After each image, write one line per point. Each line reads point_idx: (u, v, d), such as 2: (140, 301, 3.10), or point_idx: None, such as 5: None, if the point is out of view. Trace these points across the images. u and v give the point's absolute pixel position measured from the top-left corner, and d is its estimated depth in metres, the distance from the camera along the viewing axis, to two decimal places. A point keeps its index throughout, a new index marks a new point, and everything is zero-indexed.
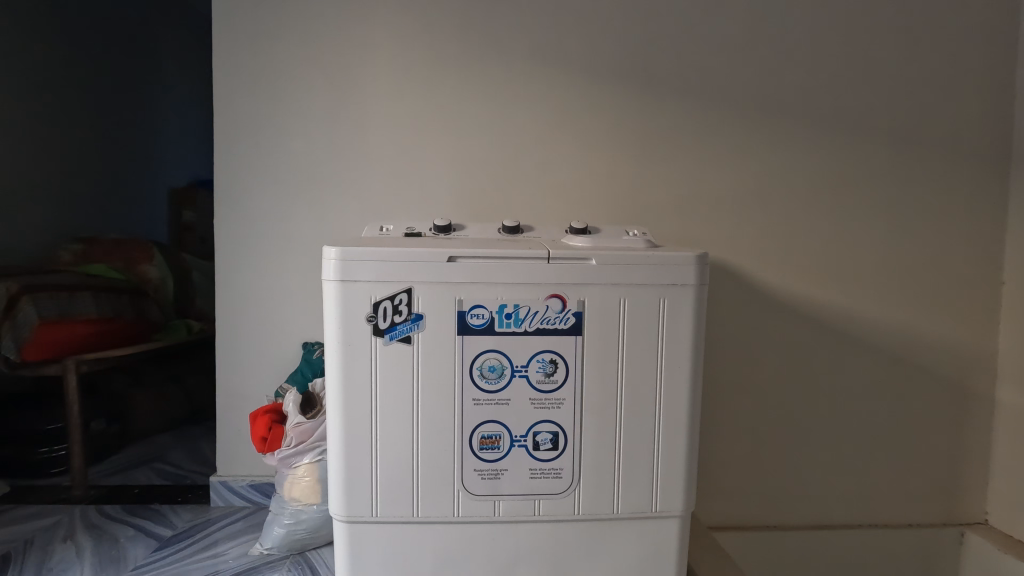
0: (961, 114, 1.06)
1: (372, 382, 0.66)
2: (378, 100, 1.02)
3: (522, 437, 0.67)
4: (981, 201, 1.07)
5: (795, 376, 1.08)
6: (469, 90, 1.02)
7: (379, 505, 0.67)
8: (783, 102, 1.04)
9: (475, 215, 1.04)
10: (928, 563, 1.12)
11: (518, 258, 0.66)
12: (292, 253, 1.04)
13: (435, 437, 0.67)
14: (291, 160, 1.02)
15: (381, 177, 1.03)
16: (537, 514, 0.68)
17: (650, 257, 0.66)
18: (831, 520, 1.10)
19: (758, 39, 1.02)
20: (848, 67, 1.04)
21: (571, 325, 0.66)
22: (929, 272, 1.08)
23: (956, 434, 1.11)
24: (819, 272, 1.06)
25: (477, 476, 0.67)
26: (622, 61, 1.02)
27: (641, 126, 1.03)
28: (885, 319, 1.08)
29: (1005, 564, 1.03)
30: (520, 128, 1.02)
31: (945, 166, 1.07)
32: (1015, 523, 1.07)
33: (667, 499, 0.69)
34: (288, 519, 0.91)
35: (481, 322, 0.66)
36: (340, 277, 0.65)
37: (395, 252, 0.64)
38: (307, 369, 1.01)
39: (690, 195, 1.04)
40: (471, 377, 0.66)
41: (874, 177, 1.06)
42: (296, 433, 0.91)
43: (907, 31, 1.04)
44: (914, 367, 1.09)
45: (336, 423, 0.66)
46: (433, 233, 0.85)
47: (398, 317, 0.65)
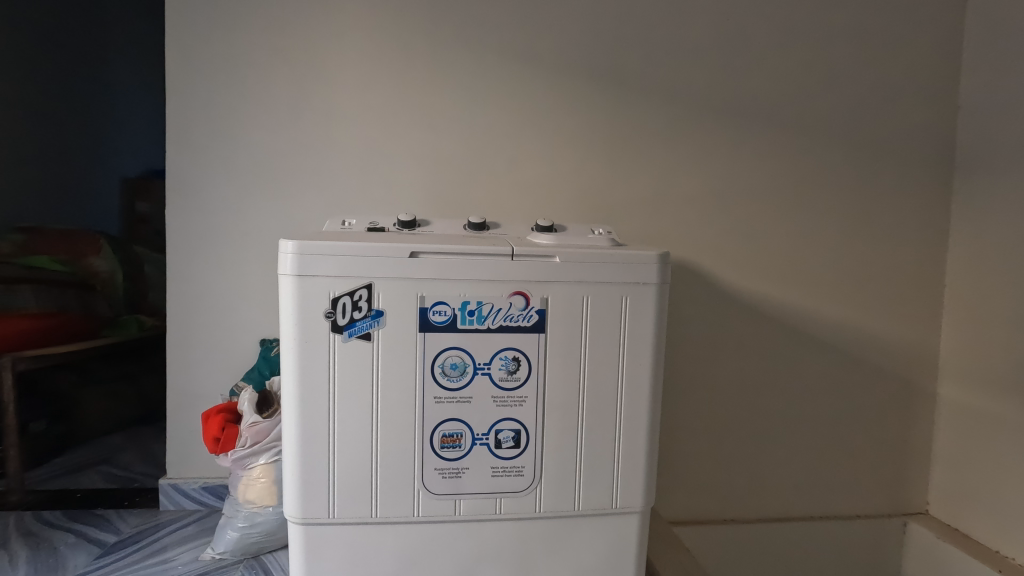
0: (910, 123, 1.11)
1: (330, 380, 0.64)
2: (342, 91, 0.99)
3: (484, 435, 0.66)
4: (927, 207, 1.13)
5: (754, 373, 1.11)
6: (436, 84, 1.00)
7: (336, 506, 0.65)
8: (746, 106, 1.06)
9: (440, 210, 1.02)
10: (875, 553, 1.17)
11: (481, 255, 0.65)
12: (251, 247, 1.01)
13: (395, 437, 0.65)
14: (250, 150, 0.99)
15: (344, 170, 1.00)
16: (499, 512, 0.68)
17: (614, 255, 0.66)
18: (785, 512, 1.14)
19: (723, 44, 1.04)
20: (807, 73, 1.07)
21: (534, 322, 0.66)
22: (879, 274, 1.12)
23: (901, 428, 1.16)
24: (778, 272, 1.10)
25: (438, 475, 0.66)
26: (591, 60, 1.02)
27: (609, 126, 1.04)
28: (838, 319, 1.12)
29: (944, 552, 1.09)
30: (488, 124, 1.02)
31: (894, 173, 1.11)
32: (953, 513, 1.13)
33: (628, 495, 0.70)
34: (242, 522, 0.88)
35: (443, 319, 0.65)
36: (297, 271, 0.63)
37: (355, 246, 0.63)
38: (264, 366, 0.98)
39: (655, 195, 1.06)
40: (432, 375, 0.65)
41: (829, 182, 1.10)
42: (251, 433, 0.87)
43: (863, 41, 1.08)
44: (864, 365, 1.13)
45: (292, 423, 0.64)
46: (397, 229, 0.84)
47: (358, 313, 0.63)
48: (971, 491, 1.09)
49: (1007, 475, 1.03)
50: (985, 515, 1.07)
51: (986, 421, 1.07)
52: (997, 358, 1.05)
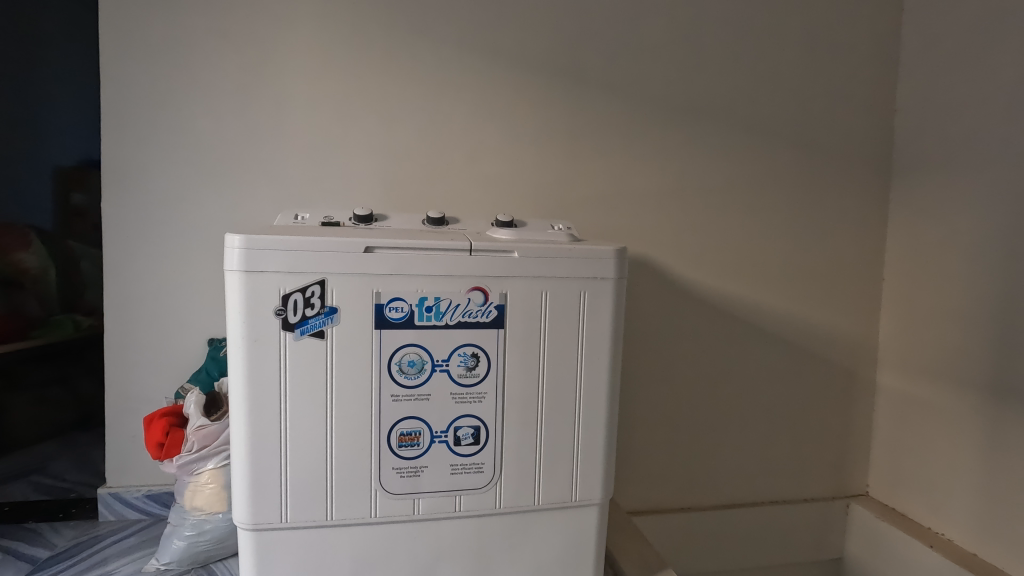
0: (853, 125, 1.17)
1: (282, 380, 0.62)
2: (295, 80, 0.96)
3: (443, 432, 0.66)
4: (868, 205, 1.19)
5: (708, 365, 1.14)
6: (394, 75, 0.98)
7: (290, 510, 0.63)
8: (702, 105, 1.09)
9: (399, 205, 1.00)
10: (821, 534, 1.22)
11: (439, 249, 0.64)
12: (198, 242, 0.96)
13: (351, 437, 0.64)
14: (196, 140, 0.94)
15: (298, 161, 0.97)
16: (458, 510, 0.67)
17: (572, 250, 0.66)
18: (737, 499, 1.18)
19: (679, 44, 1.07)
20: (758, 75, 1.11)
21: (493, 318, 0.66)
22: (825, 269, 1.18)
23: (845, 415, 1.22)
24: (731, 267, 1.13)
25: (396, 474, 0.65)
26: (551, 56, 1.02)
27: (569, 122, 1.04)
28: (786, 312, 1.17)
29: (883, 531, 1.15)
30: (448, 118, 1.00)
31: (839, 172, 1.17)
32: (890, 493, 1.20)
33: (586, 488, 0.71)
34: (189, 531, 0.83)
35: (400, 315, 0.63)
36: (245, 267, 0.60)
37: (306, 241, 0.61)
38: (212, 367, 0.93)
39: (614, 192, 1.07)
40: (389, 372, 0.64)
41: (779, 180, 1.14)
42: (198, 437, 0.83)
43: (810, 45, 1.13)
44: (811, 356, 1.19)
45: (241, 425, 0.62)
46: (353, 223, 0.81)
47: (310, 310, 0.61)
48: (906, 471, 1.16)
49: (938, 456, 1.10)
50: (918, 494, 1.14)
51: (919, 407, 1.13)
52: (928, 347, 1.12)
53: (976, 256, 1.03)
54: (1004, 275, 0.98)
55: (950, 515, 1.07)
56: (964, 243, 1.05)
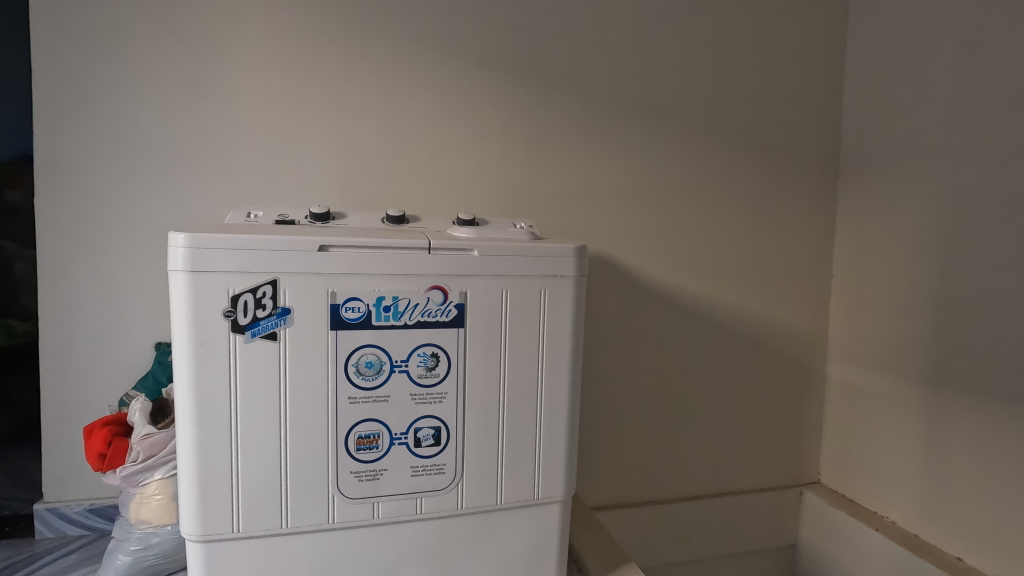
0: (803, 127, 1.21)
1: (232, 385, 0.59)
2: (247, 73, 0.92)
3: (402, 434, 0.64)
4: (817, 204, 1.24)
5: (669, 361, 1.16)
6: (352, 70, 0.96)
7: (242, 519, 0.61)
8: (661, 107, 1.11)
9: (357, 202, 0.98)
10: (777, 522, 1.26)
11: (396, 247, 0.63)
12: (143, 240, 0.91)
13: (305, 441, 0.62)
14: (141, 134, 0.89)
15: (251, 158, 0.93)
16: (419, 512, 0.66)
17: (532, 248, 0.66)
18: (698, 490, 1.21)
19: (639, 46, 1.09)
20: (714, 78, 1.14)
21: (453, 317, 0.65)
22: (778, 266, 1.22)
23: (798, 406, 1.27)
24: (690, 265, 1.16)
25: (355, 479, 0.63)
26: (513, 55, 1.02)
27: (532, 121, 1.05)
28: (743, 308, 1.20)
29: (834, 516, 1.20)
30: (409, 115, 0.99)
31: (790, 173, 1.21)
32: (840, 480, 1.25)
33: (548, 486, 0.71)
34: (135, 545, 0.79)
35: (357, 315, 0.62)
36: (190, 266, 0.57)
37: (256, 240, 0.58)
38: (159, 373, 0.89)
39: (576, 190, 1.08)
40: (346, 374, 0.62)
41: (735, 181, 1.17)
42: (143, 447, 0.79)
43: (764, 50, 1.17)
44: (766, 350, 1.23)
45: (188, 433, 0.59)
46: (309, 221, 0.79)
47: (261, 311, 0.59)
48: (854, 459, 1.22)
49: (882, 443, 1.16)
50: (866, 480, 1.19)
51: (866, 397, 1.19)
52: (874, 340, 1.17)
53: (916, 253, 1.08)
54: (942, 271, 1.04)
55: (895, 499, 1.13)
56: (905, 240, 1.11)
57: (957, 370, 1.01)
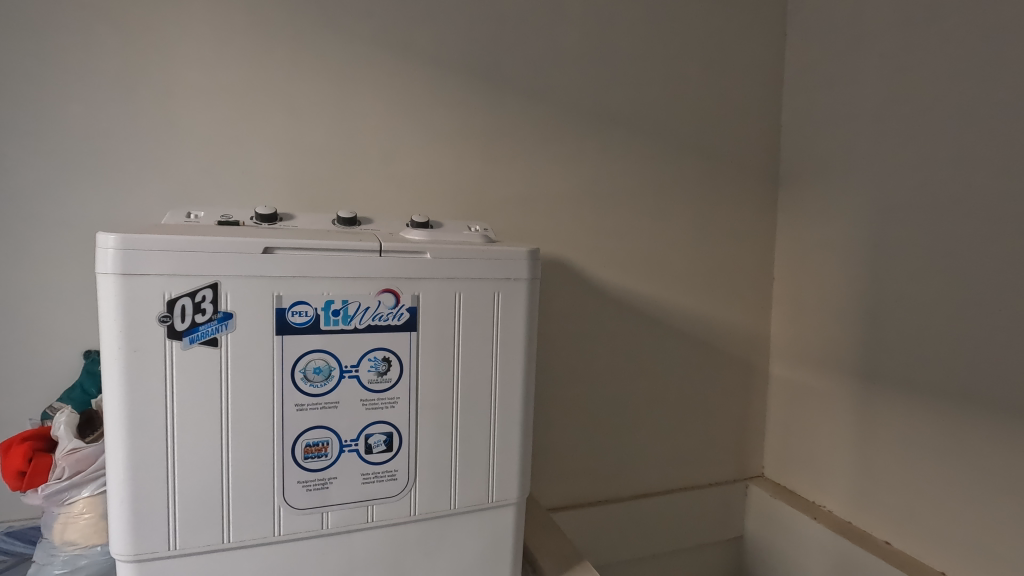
0: (746, 138, 1.27)
1: (168, 394, 0.56)
2: (188, 66, 0.88)
3: (353, 441, 0.63)
4: (760, 210, 1.30)
5: (622, 362, 1.19)
6: (301, 67, 0.93)
7: (179, 535, 0.58)
8: (613, 114, 1.14)
9: (306, 204, 0.95)
10: (725, 515, 1.31)
11: (346, 250, 0.62)
12: (71, 241, 0.85)
13: (249, 451, 0.59)
14: (68, 127, 0.84)
15: (192, 155, 0.89)
16: (370, 520, 0.65)
17: (485, 251, 0.66)
18: (650, 487, 1.25)
19: (592, 54, 1.11)
20: (664, 88, 1.18)
21: (405, 320, 0.64)
22: (724, 269, 1.27)
23: (743, 404, 1.33)
24: (641, 268, 1.19)
25: (302, 488, 0.61)
26: (468, 59, 1.03)
27: (487, 125, 1.05)
28: (692, 309, 1.25)
29: (776, 508, 1.26)
30: (362, 116, 0.97)
31: (735, 180, 1.27)
32: (782, 473, 1.32)
33: (502, 488, 0.71)
34: (60, 569, 0.74)
35: (304, 319, 0.60)
36: (122, 269, 0.54)
37: (196, 241, 0.56)
38: (88, 383, 0.84)
39: (530, 194, 1.09)
40: (292, 380, 0.60)
41: (683, 187, 1.22)
42: (70, 462, 0.73)
43: (710, 63, 1.22)
44: (713, 350, 1.28)
45: (118, 447, 0.55)
46: (254, 223, 0.76)
47: (200, 316, 0.56)
48: (794, 452, 1.28)
49: (819, 436, 1.22)
50: (805, 472, 1.26)
51: (805, 393, 1.26)
52: (811, 339, 1.24)
53: (849, 257, 1.16)
54: (871, 274, 1.11)
55: (831, 489, 1.20)
56: (838, 245, 1.18)
57: (885, 366, 1.08)
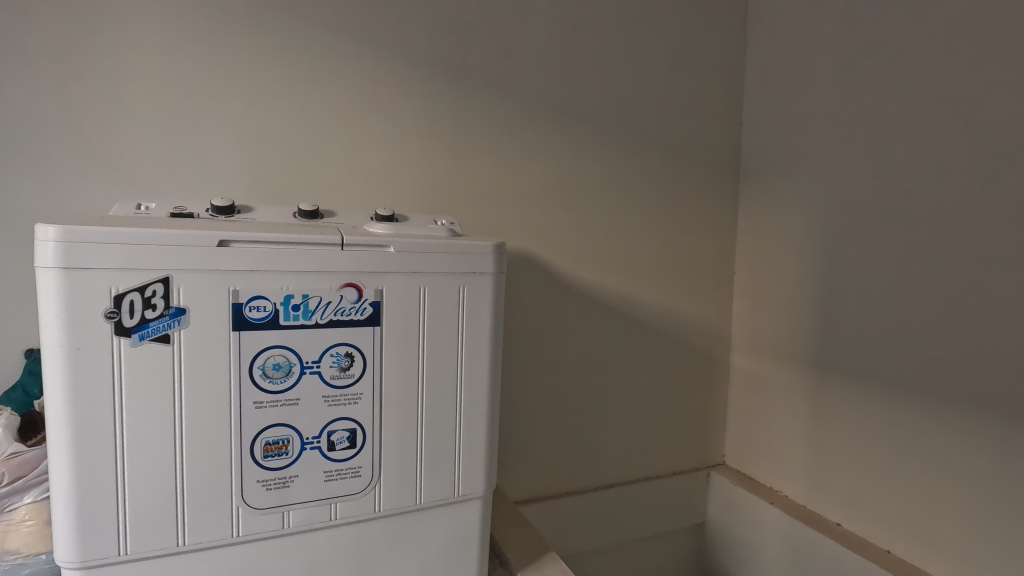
0: (709, 135, 1.30)
1: (116, 394, 0.54)
2: (137, 50, 0.84)
3: (315, 438, 0.62)
4: (722, 206, 1.34)
5: (588, 355, 1.21)
6: (260, 53, 0.90)
7: (131, 540, 0.55)
8: (580, 109, 1.15)
9: (265, 196, 0.92)
10: (689, 503, 1.35)
11: (306, 243, 0.60)
12: (8, 233, 0.80)
13: (206, 451, 0.57)
14: (4, 112, 0.78)
15: (144, 144, 0.85)
16: (334, 518, 0.64)
17: (449, 245, 0.66)
18: (616, 477, 1.27)
19: (558, 50, 1.11)
20: (630, 84, 1.19)
21: (368, 315, 0.63)
22: (688, 263, 1.30)
23: (705, 394, 1.37)
24: (607, 262, 1.21)
25: (261, 488, 0.60)
26: (434, 51, 1.01)
27: (454, 118, 1.04)
28: (656, 303, 1.27)
29: (736, 494, 1.30)
30: (325, 106, 0.95)
31: (698, 177, 1.30)
32: (742, 460, 1.36)
33: (469, 482, 0.71)
34: None
35: (263, 315, 0.58)
36: (63, 263, 0.51)
37: (145, 234, 0.53)
38: (30, 384, 0.80)
39: (497, 189, 1.09)
40: (251, 377, 0.59)
41: (648, 182, 1.24)
42: (9, 467, 0.69)
43: (674, 61, 1.24)
44: (677, 342, 1.31)
45: (62, 449, 0.53)
46: (210, 215, 0.73)
47: (151, 312, 0.54)
48: (753, 440, 1.33)
49: (777, 425, 1.27)
50: (763, 458, 1.31)
51: (763, 383, 1.30)
52: (769, 330, 1.29)
53: (805, 252, 1.20)
54: (824, 268, 1.16)
55: (787, 475, 1.25)
56: (794, 241, 1.22)
57: (837, 356, 1.13)
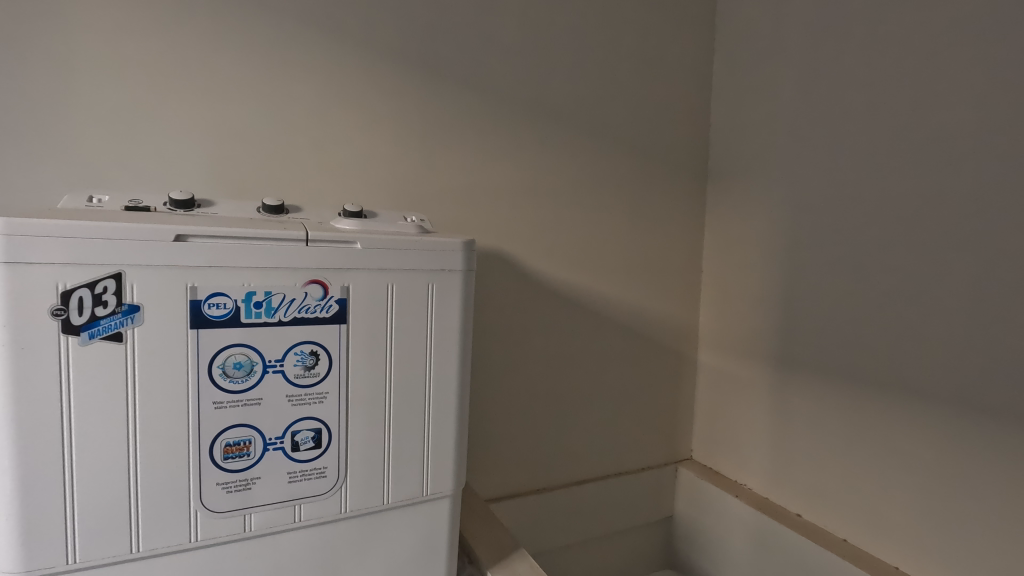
0: (678, 136, 1.33)
1: (63, 395, 0.51)
2: (90, 35, 0.80)
3: (278, 438, 0.60)
4: (690, 206, 1.37)
5: (559, 352, 1.22)
6: (223, 42, 0.87)
7: (80, 547, 0.53)
8: (551, 108, 1.15)
9: (228, 190, 0.90)
10: (657, 497, 1.37)
11: (269, 239, 0.59)
12: None
13: (162, 454, 0.55)
14: None
15: (97, 133, 0.82)
16: (298, 520, 0.62)
17: (418, 242, 0.65)
18: (586, 473, 1.28)
19: (530, 48, 1.12)
20: (601, 84, 1.20)
21: (334, 313, 0.62)
22: (657, 262, 1.33)
23: (673, 391, 1.39)
24: (578, 260, 1.22)
25: (222, 490, 0.58)
26: (405, 46, 1.00)
27: (425, 114, 1.03)
28: (626, 301, 1.29)
29: (702, 488, 1.33)
30: (291, 98, 0.93)
31: (667, 177, 1.32)
32: (708, 455, 1.40)
33: (438, 481, 0.70)
34: None
35: (223, 312, 0.57)
36: (4, 257, 0.48)
37: (95, 228, 0.51)
38: None
39: (469, 186, 1.09)
40: (210, 377, 0.57)
41: (618, 181, 1.25)
42: None
43: (645, 62, 1.26)
44: (646, 339, 1.33)
45: (3, 453, 0.50)
46: (169, 209, 0.70)
47: (101, 310, 0.52)
48: (719, 435, 1.37)
49: (741, 420, 1.30)
50: (728, 453, 1.34)
51: (729, 379, 1.34)
52: (735, 328, 1.32)
53: (768, 252, 1.24)
54: (787, 267, 1.19)
55: (751, 468, 1.28)
56: (759, 240, 1.26)
57: (798, 353, 1.17)
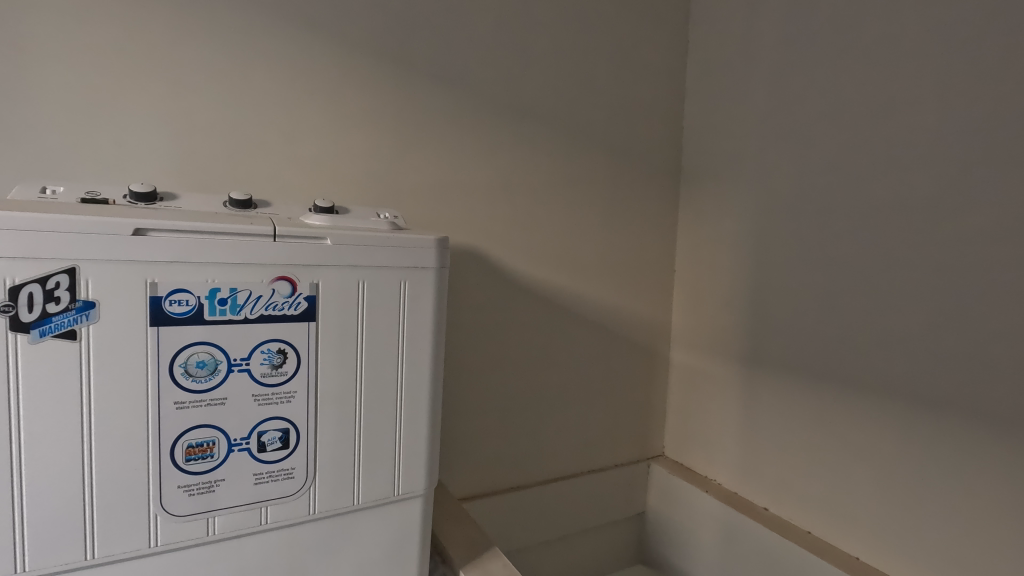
0: (652, 137, 1.34)
1: (11, 396, 0.49)
2: (45, 18, 0.76)
3: (243, 439, 0.59)
4: (663, 207, 1.38)
5: (534, 350, 1.22)
6: (189, 31, 0.84)
7: (29, 555, 0.51)
8: (528, 107, 1.16)
9: (193, 183, 0.87)
10: (629, 494, 1.39)
11: (235, 234, 0.57)
12: None
13: (119, 456, 0.53)
14: None
15: (52, 122, 0.78)
16: (264, 522, 0.61)
17: (390, 239, 0.64)
18: (560, 471, 1.29)
19: (507, 46, 1.12)
20: (577, 84, 1.21)
21: (302, 310, 0.60)
22: (630, 261, 1.34)
23: (646, 388, 1.41)
24: (553, 259, 1.22)
25: (184, 494, 0.56)
26: (380, 41, 0.99)
27: (400, 109, 1.02)
28: (600, 300, 1.30)
29: (673, 483, 1.35)
30: (261, 90, 0.90)
31: (641, 177, 1.34)
32: (679, 451, 1.42)
33: (409, 481, 0.69)
34: None
35: (185, 309, 0.55)
36: None
37: (46, 220, 0.49)
38: None
39: (444, 183, 1.08)
40: (171, 376, 0.55)
41: (593, 181, 1.26)
42: None
43: (620, 63, 1.27)
44: (619, 338, 1.34)
45: None
46: (129, 202, 0.67)
47: (53, 306, 0.49)
48: (690, 432, 1.39)
49: (711, 416, 1.33)
50: (699, 449, 1.37)
51: (699, 377, 1.36)
52: (706, 327, 1.35)
53: (738, 252, 1.26)
54: (756, 267, 1.22)
55: (720, 463, 1.31)
56: (729, 241, 1.29)
57: (766, 351, 1.20)
